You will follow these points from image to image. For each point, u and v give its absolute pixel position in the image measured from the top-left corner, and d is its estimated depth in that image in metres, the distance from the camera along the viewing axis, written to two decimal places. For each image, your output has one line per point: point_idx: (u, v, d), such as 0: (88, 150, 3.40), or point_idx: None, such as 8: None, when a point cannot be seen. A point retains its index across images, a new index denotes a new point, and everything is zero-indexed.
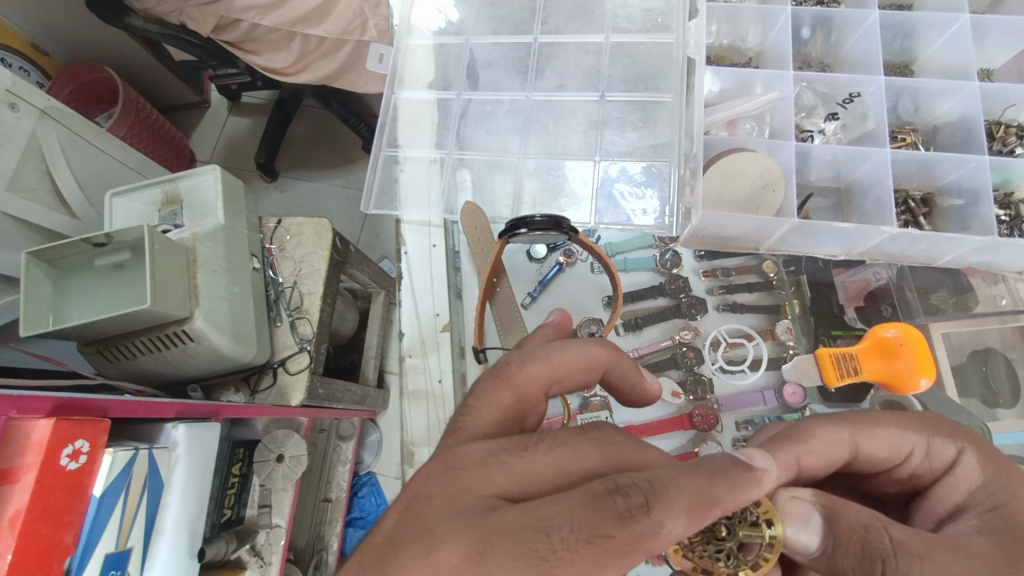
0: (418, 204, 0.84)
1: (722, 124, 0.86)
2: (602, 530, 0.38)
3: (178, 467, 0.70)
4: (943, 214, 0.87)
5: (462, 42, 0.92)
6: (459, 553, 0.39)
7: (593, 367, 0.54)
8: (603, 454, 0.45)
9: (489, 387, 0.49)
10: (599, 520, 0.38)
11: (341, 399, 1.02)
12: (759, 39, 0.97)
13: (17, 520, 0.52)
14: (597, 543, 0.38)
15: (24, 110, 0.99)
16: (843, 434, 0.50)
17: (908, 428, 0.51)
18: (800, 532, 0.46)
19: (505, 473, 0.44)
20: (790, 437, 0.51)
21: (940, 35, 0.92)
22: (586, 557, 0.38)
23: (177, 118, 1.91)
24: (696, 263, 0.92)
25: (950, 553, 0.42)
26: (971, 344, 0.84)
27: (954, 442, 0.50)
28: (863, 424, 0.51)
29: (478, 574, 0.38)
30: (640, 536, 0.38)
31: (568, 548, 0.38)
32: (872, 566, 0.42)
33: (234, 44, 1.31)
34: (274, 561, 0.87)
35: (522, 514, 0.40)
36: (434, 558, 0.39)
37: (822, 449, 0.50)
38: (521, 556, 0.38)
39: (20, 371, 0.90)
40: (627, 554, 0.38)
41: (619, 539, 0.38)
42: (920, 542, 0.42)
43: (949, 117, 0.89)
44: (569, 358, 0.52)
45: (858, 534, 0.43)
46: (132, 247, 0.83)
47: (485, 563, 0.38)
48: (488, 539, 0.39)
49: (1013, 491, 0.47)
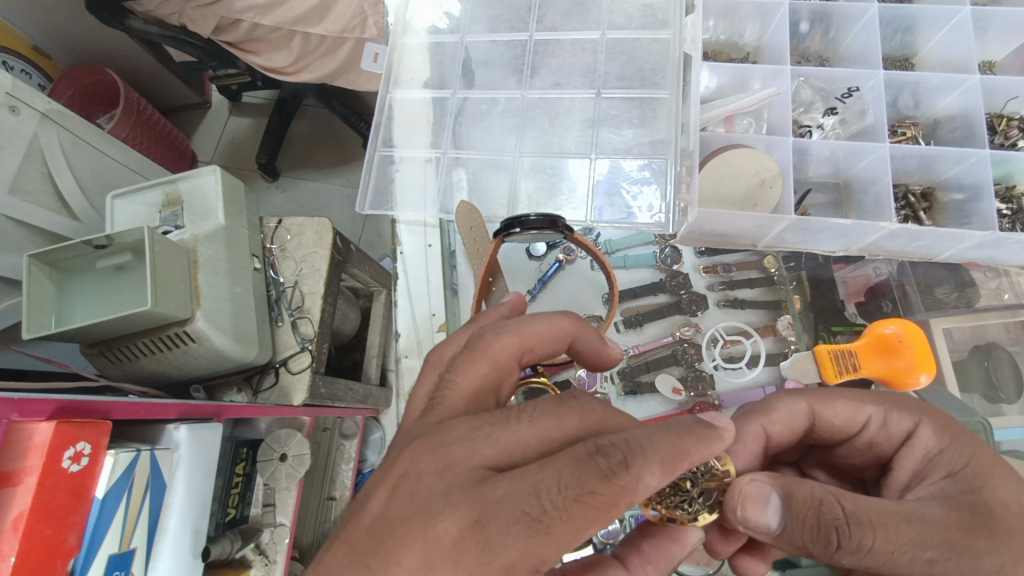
0: (415, 204, 0.84)
1: (720, 120, 0.85)
2: (587, 488, 0.38)
3: (181, 468, 0.71)
4: (944, 209, 0.86)
5: (458, 41, 0.91)
6: (456, 524, 0.39)
7: (560, 336, 0.54)
8: (582, 418, 0.45)
9: (466, 358, 0.49)
10: (583, 479, 0.38)
11: (343, 398, 1.02)
12: (757, 35, 0.96)
13: (21, 522, 0.53)
14: (585, 500, 0.38)
15: (25, 113, 1.00)
16: (801, 407, 0.56)
17: (869, 399, 0.55)
18: (760, 514, 0.46)
19: (490, 444, 0.43)
20: (755, 411, 0.57)
21: (941, 29, 0.91)
22: (576, 515, 0.38)
23: (178, 120, 1.91)
24: (697, 260, 0.91)
25: (906, 520, 0.44)
26: (973, 338, 0.84)
27: (910, 415, 0.53)
28: (824, 398, 0.56)
29: (478, 543, 0.39)
30: (622, 491, 0.38)
31: (559, 508, 0.38)
32: (828, 536, 0.44)
33: (234, 45, 1.31)
34: (280, 559, 0.88)
35: (512, 481, 0.39)
36: (434, 531, 0.39)
37: (783, 419, 0.55)
38: (516, 520, 0.38)
39: (26, 373, 0.91)
40: (612, 508, 0.39)
41: (603, 496, 0.38)
42: (875, 510, 0.44)
43: (949, 112, 0.88)
44: (538, 328, 0.51)
45: (817, 510, 0.44)
46: (133, 249, 0.84)
47: (484, 532, 0.39)
48: (484, 508, 0.39)
49: (969, 458, 0.49)
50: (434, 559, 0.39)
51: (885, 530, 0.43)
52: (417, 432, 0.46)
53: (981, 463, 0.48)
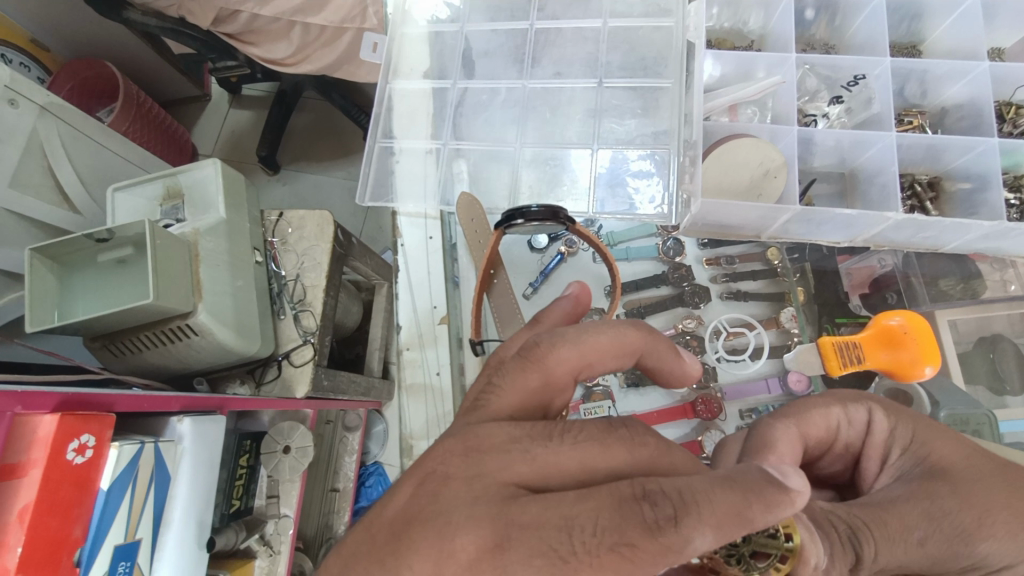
0: (416, 196, 0.84)
1: (723, 110, 0.84)
2: (626, 539, 0.37)
3: (185, 460, 0.71)
4: (950, 199, 0.85)
5: (458, 31, 0.90)
6: (475, 542, 0.38)
7: (623, 351, 0.52)
8: (631, 454, 0.43)
9: (517, 366, 0.48)
10: (623, 526, 0.37)
11: (346, 391, 1.02)
12: (762, 22, 0.95)
13: (26, 514, 0.53)
14: (620, 551, 0.37)
15: (24, 106, 0.99)
16: (792, 433, 0.50)
17: (823, 402, 0.52)
18: (812, 546, 0.41)
19: (527, 463, 0.42)
20: (757, 447, 0.48)
21: (949, 15, 0.89)
22: (607, 564, 0.36)
23: (178, 112, 1.90)
24: (700, 251, 0.90)
25: (888, 512, 0.45)
26: (978, 330, 0.83)
27: (862, 404, 0.52)
28: (799, 415, 0.51)
29: (493, 567, 0.37)
30: (664, 550, 0.36)
31: (590, 553, 0.37)
32: (852, 550, 0.43)
33: (232, 36, 1.30)
34: (284, 551, 0.88)
35: (544, 513, 0.38)
36: (450, 545, 0.39)
37: (788, 452, 0.48)
38: (540, 554, 0.37)
39: (30, 366, 0.92)
40: (649, 567, 0.36)
41: (644, 549, 0.36)
42: (868, 512, 0.45)
43: (957, 100, 0.87)
44: (601, 342, 0.50)
45: (830, 524, 0.44)
46: (134, 242, 0.83)
47: (503, 557, 0.37)
48: (508, 532, 0.38)
49: (915, 427, 0.51)
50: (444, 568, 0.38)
51: (884, 528, 0.44)
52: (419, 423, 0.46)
53: (924, 431, 0.50)
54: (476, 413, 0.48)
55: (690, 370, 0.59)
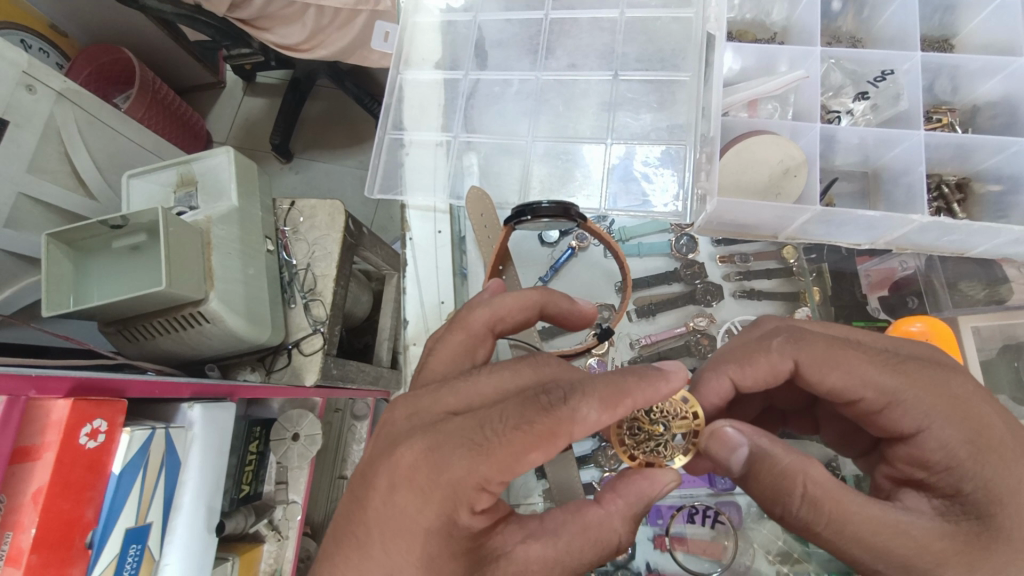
0: (425, 188, 0.83)
1: (742, 105, 0.82)
2: (525, 418, 0.42)
3: (194, 445, 0.71)
4: (978, 202, 0.82)
5: (471, 20, 0.89)
6: (414, 451, 0.45)
7: (530, 309, 0.58)
8: (537, 372, 0.49)
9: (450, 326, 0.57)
10: (524, 410, 0.43)
11: (355, 378, 1.03)
12: (786, 14, 0.92)
13: (40, 496, 0.54)
14: (522, 428, 0.42)
15: (41, 92, 0.99)
16: (786, 363, 0.53)
17: (879, 378, 0.49)
18: (727, 449, 0.52)
19: (454, 393, 0.48)
20: (740, 356, 0.56)
21: (985, 7, 0.86)
22: (515, 441, 0.42)
23: (193, 100, 1.91)
24: (714, 248, 0.89)
25: (877, 515, 0.46)
26: (1001, 337, 0.80)
27: (923, 416, 0.48)
28: (817, 360, 0.51)
29: (433, 465, 0.44)
30: (558, 421, 0.42)
31: (499, 434, 0.43)
32: (782, 498, 0.48)
33: (247, 23, 1.29)
34: (292, 535, 0.89)
35: (464, 420, 0.45)
36: (396, 457, 0.45)
37: (763, 371, 0.54)
38: (461, 444, 0.43)
39: (48, 350, 0.93)
40: (551, 438, 0.42)
41: (542, 425, 0.42)
42: (841, 499, 0.46)
43: (990, 98, 0.84)
44: (505, 302, 0.56)
45: (785, 483, 0.48)
46: (148, 229, 0.84)
47: (434, 453, 0.44)
48: (437, 438, 0.44)
49: (984, 476, 0.46)
50: (397, 480, 0.44)
51: (847, 516, 0.46)
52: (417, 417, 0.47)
53: (994, 490, 0.45)
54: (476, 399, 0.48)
55: (591, 311, 0.65)
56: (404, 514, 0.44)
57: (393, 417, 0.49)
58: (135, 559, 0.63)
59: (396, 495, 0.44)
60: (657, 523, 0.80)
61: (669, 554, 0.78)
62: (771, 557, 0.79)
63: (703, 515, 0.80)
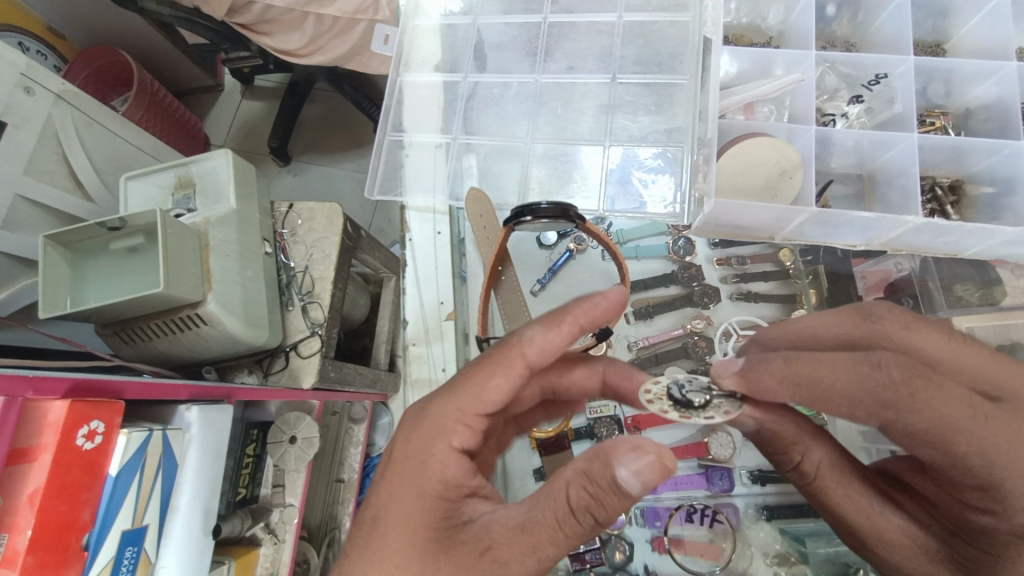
0: (425, 189, 0.82)
1: (738, 108, 0.83)
2: (489, 370, 0.56)
3: (192, 447, 0.71)
4: (972, 203, 0.83)
5: (470, 23, 0.89)
6: (420, 433, 0.56)
7: (575, 343, 0.59)
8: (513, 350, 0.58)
9: (488, 364, 0.56)
10: (488, 368, 0.56)
11: (352, 382, 1.02)
12: (782, 18, 0.93)
13: (36, 497, 0.53)
14: (490, 380, 0.56)
15: (39, 94, 0.99)
16: (874, 403, 0.49)
17: (955, 413, 0.47)
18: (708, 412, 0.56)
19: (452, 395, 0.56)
20: (818, 387, 0.50)
21: (977, 12, 0.87)
22: (488, 389, 0.56)
23: (191, 103, 1.91)
24: (711, 251, 0.90)
25: (887, 518, 0.56)
26: (997, 339, 0.80)
27: (1004, 468, 0.46)
28: (910, 407, 0.47)
29: (432, 437, 0.55)
30: (508, 357, 0.56)
31: (475, 388, 0.56)
32: (804, 481, 0.59)
33: (246, 27, 1.30)
34: (288, 539, 0.88)
35: (448, 400, 0.56)
36: (408, 434, 0.57)
37: (839, 400, 0.50)
38: (450, 411, 0.55)
39: (44, 353, 0.93)
40: (505, 371, 0.56)
41: (499, 363, 0.56)
42: (834, 478, 0.57)
43: (982, 101, 0.85)
44: (548, 338, 0.56)
45: (785, 452, 0.59)
46: (145, 231, 0.84)
47: (429, 425, 0.56)
48: (429, 411, 0.56)
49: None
50: (407, 459, 0.55)
51: (859, 509, 0.56)
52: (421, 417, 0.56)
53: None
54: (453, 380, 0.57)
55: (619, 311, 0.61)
56: (412, 495, 0.53)
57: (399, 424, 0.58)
58: (131, 561, 0.63)
59: (404, 467, 0.55)
60: (654, 524, 0.81)
61: (670, 554, 0.78)
62: (769, 559, 0.79)
63: (701, 515, 0.80)
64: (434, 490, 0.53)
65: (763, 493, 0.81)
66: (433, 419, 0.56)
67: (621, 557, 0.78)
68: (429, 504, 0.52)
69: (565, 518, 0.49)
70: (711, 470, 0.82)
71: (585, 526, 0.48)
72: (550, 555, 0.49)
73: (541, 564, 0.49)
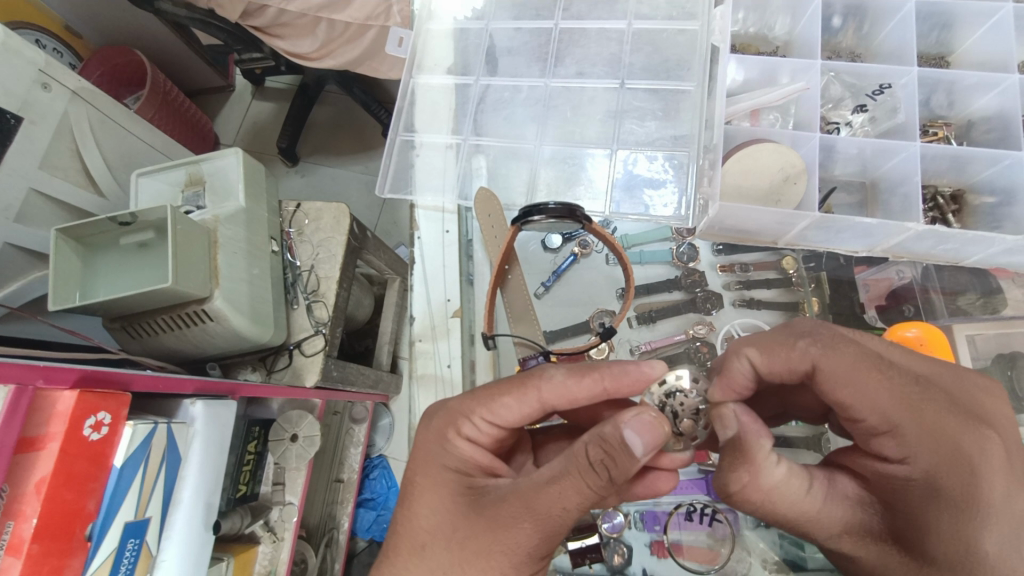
0: (435, 189, 0.84)
1: (746, 114, 0.84)
2: (507, 384, 0.60)
3: (196, 442, 0.72)
4: (974, 212, 0.84)
5: (482, 28, 0.91)
6: (440, 419, 0.62)
7: (595, 400, 0.60)
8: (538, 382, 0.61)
9: (503, 388, 0.60)
10: (507, 381, 0.60)
11: (355, 382, 1.03)
12: (788, 28, 0.94)
13: (43, 485, 0.54)
14: (503, 396, 0.59)
15: (56, 90, 1.01)
16: (806, 362, 0.54)
17: (859, 369, 0.51)
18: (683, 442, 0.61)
19: (474, 399, 0.61)
20: (767, 345, 0.57)
21: (982, 24, 0.88)
22: (499, 399, 0.59)
23: (202, 103, 1.93)
24: (714, 257, 0.91)
25: (827, 519, 0.55)
26: (997, 347, 0.81)
27: (916, 451, 0.49)
28: (837, 371, 0.52)
29: (449, 424, 0.61)
30: (526, 377, 0.60)
31: (488, 398, 0.60)
32: (751, 502, 0.56)
33: (260, 29, 1.31)
34: (287, 538, 0.89)
35: (468, 397, 0.61)
36: (432, 420, 0.63)
37: (778, 357, 0.56)
38: (466, 403, 0.61)
39: (51, 344, 0.94)
40: (519, 388, 0.59)
41: (516, 377, 0.60)
42: (779, 497, 0.55)
43: (985, 112, 0.86)
44: (566, 384, 0.58)
45: (731, 473, 0.56)
46: (156, 226, 0.85)
47: (448, 415, 0.61)
48: (451, 405, 0.62)
49: (947, 497, 0.48)
50: (430, 442, 0.61)
51: (814, 523, 0.55)
52: (448, 405, 0.62)
53: (950, 509, 0.48)
54: (477, 392, 0.61)
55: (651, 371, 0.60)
56: (432, 473, 0.58)
57: (430, 412, 0.64)
58: (132, 554, 0.64)
59: (422, 449, 0.61)
60: (654, 528, 0.81)
61: (670, 558, 0.78)
62: (768, 567, 0.79)
63: (701, 514, 0.80)
64: (454, 465, 0.58)
65: None
66: (449, 411, 0.61)
67: (619, 561, 0.78)
68: (449, 478, 0.57)
69: (586, 474, 0.50)
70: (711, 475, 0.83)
71: (601, 481, 0.49)
72: (574, 506, 0.50)
73: (568, 513, 0.50)
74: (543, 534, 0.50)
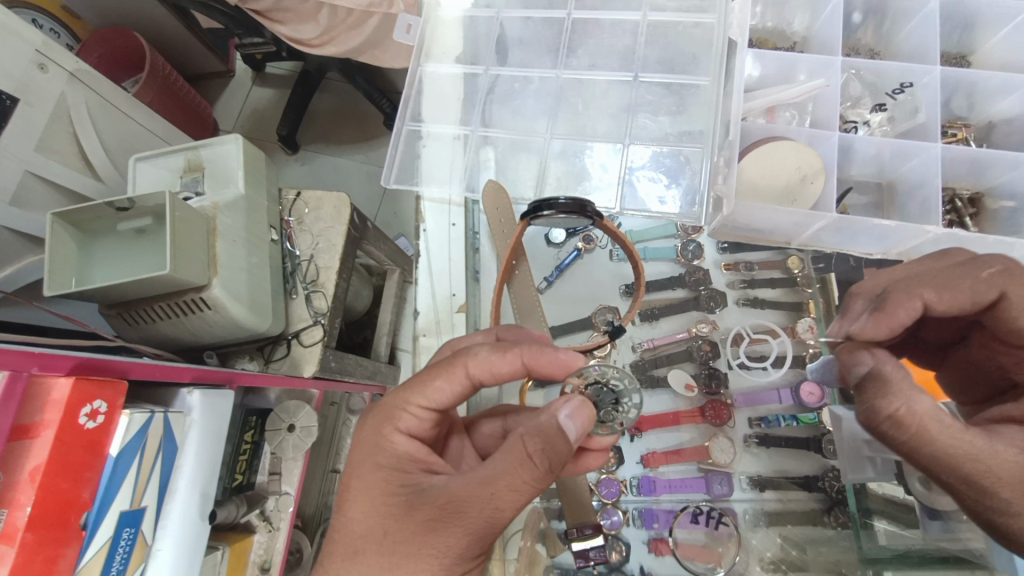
0: (441, 181, 0.83)
1: (760, 111, 0.83)
2: (438, 369, 0.58)
3: (192, 432, 0.71)
4: (990, 217, 0.83)
5: (492, 16, 0.89)
6: (377, 416, 0.60)
7: (516, 375, 0.59)
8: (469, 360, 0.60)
9: (434, 372, 0.58)
10: (439, 364, 0.59)
11: (352, 372, 1.03)
12: (806, 24, 0.93)
13: (37, 474, 0.53)
14: (437, 382, 0.58)
15: (53, 71, 0.98)
16: (988, 291, 0.58)
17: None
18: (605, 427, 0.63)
19: (410, 392, 0.59)
20: (941, 279, 0.60)
21: (1006, 24, 0.87)
22: (430, 386, 0.58)
23: (202, 88, 1.91)
24: (719, 256, 0.90)
25: (997, 463, 0.51)
26: None
27: None
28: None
29: (385, 420, 0.59)
30: (454, 359, 0.58)
31: (422, 387, 0.58)
32: (907, 441, 0.54)
33: (260, 13, 1.27)
34: (283, 527, 0.88)
35: (403, 391, 0.59)
36: (370, 418, 0.61)
37: (960, 294, 0.59)
38: (400, 396, 0.59)
39: (46, 330, 0.92)
40: (449, 372, 0.58)
41: (446, 360, 0.58)
42: (940, 429, 0.52)
43: (1008, 114, 0.85)
44: (493, 362, 0.57)
45: (886, 400, 0.54)
46: (154, 213, 0.84)
47: (384, 411, 0.60)
48: (388, 399, 0.60)
49: None
50: (366, 441, 0.59)
51: (986, 462, 0.52)
52: (385, 402, 0.60)
53: None
54: (412, 383, 0.60)
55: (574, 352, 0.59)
56: (363, 474, 0.56)
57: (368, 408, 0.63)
58: (128, 543, 0.62)
59: (358, 446, 0.60)
60: (654, 526, 0.80)
61: (671, 555, 0.78)
62: (765, 565, 0.77)
63: (706, 516, 0.80)
64: (389, 463, 0.56)
65: (763, 498, 0.81)
66: (385, 406, 0.60)
67: (616, 558, 0.78)
68: (383, 477, 0.55)
69: (524, 465, 0.50)
70: (711, 475, 0.82)
71: (538, 472, 0.50)
72: (509, 505, 0.50)
73: (501, 512, 0.49)
74: (476, 535, 0.50)
